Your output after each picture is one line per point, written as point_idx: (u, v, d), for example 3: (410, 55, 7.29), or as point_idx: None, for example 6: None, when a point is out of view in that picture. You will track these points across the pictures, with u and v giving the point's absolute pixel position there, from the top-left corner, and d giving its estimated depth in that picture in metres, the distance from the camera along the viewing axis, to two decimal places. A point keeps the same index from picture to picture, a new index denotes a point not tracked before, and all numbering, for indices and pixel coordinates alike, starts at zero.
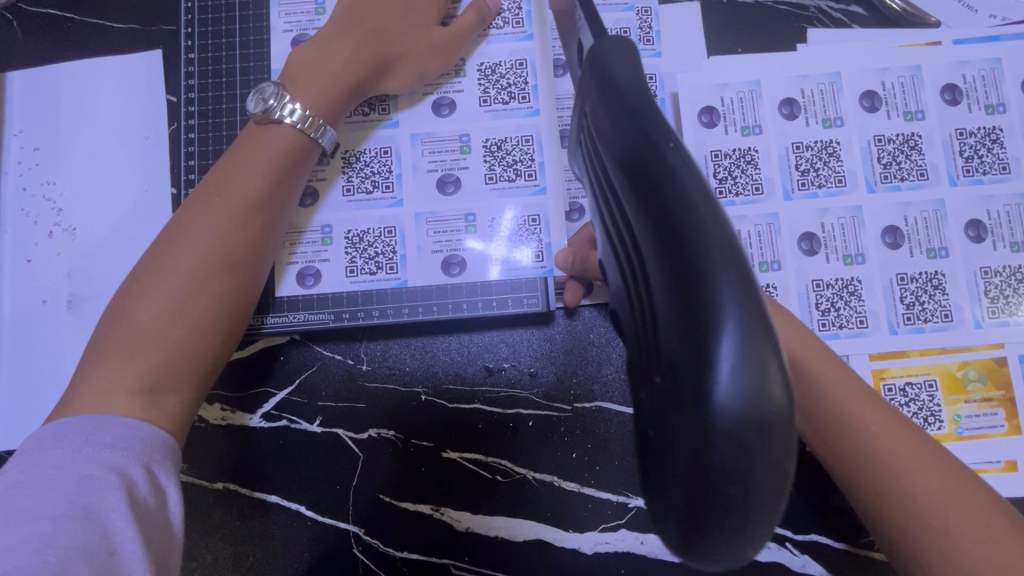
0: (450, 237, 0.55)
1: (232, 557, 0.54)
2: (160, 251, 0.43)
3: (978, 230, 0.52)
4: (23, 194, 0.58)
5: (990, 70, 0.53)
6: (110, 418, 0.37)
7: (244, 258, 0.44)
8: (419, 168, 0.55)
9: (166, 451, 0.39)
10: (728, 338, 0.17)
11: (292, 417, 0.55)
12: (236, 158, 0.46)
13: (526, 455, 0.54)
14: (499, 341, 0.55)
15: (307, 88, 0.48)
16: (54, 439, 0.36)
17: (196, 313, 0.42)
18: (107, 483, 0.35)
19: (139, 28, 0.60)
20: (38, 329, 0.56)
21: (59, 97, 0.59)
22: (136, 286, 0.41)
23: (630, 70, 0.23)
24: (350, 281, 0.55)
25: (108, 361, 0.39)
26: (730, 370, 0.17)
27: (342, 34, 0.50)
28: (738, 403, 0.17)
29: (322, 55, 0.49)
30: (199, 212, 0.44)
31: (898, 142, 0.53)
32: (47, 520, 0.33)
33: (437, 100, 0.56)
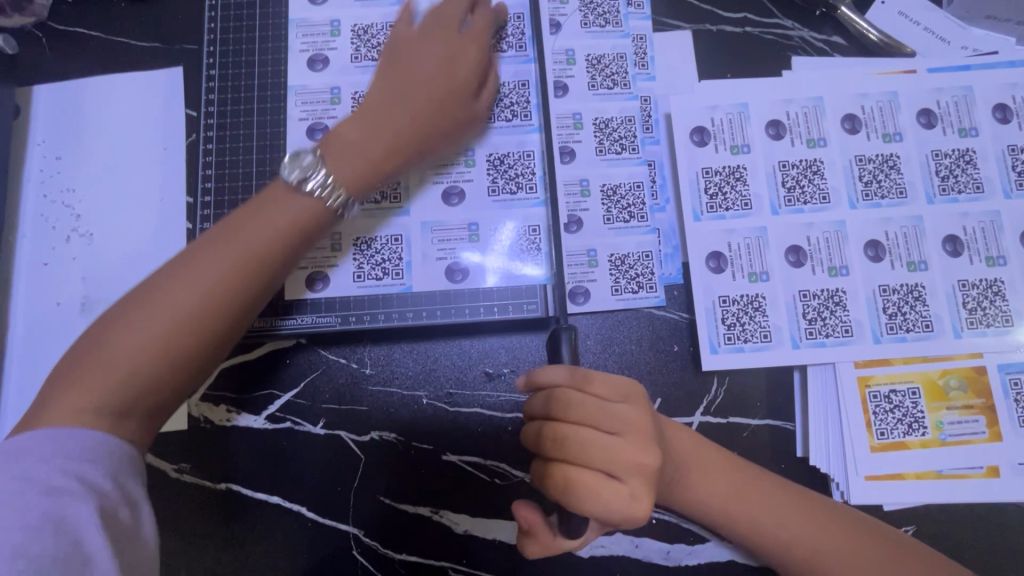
0: (453, 246, 0.57)
1: (232, 558, 0.54)
2: (151, 283, 0.41)
3: (955, 245, 0.55)
4: (43, 201, 0.60)
5: (962, 96, 0.57)
6: (76, 432, 0.37)
7: (234, 308, 0.42)
8: (425, 180, 0.58)
9: (131, 464, 0.39)
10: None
11: (296, 418, 0.56)
12: (254, 211, 0.45)
13: (523, 458, 0.55)
14: (499, 347, 0.57)
15: (349, 171, 0.48)
16: (21, 451, 0.36)
17: (176, 352, 0.40)
18: (75, 495, 0.35)
19: (163, 46, 0.63)
20: (50, 330, 0.58)
21: (82, 111, 0.62)
22: (121, 314, 0.40)
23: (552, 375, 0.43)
24: (357, 286, 0.57)
25: (73, 385, 0.38)
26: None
27: (387, 106, 0.50)
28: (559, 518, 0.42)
29: (367, 138, 0.50)
30: (201, 257, 0.42)
31: (878, 162, 0.57)
32: (19, 529, 0.33)
33: None
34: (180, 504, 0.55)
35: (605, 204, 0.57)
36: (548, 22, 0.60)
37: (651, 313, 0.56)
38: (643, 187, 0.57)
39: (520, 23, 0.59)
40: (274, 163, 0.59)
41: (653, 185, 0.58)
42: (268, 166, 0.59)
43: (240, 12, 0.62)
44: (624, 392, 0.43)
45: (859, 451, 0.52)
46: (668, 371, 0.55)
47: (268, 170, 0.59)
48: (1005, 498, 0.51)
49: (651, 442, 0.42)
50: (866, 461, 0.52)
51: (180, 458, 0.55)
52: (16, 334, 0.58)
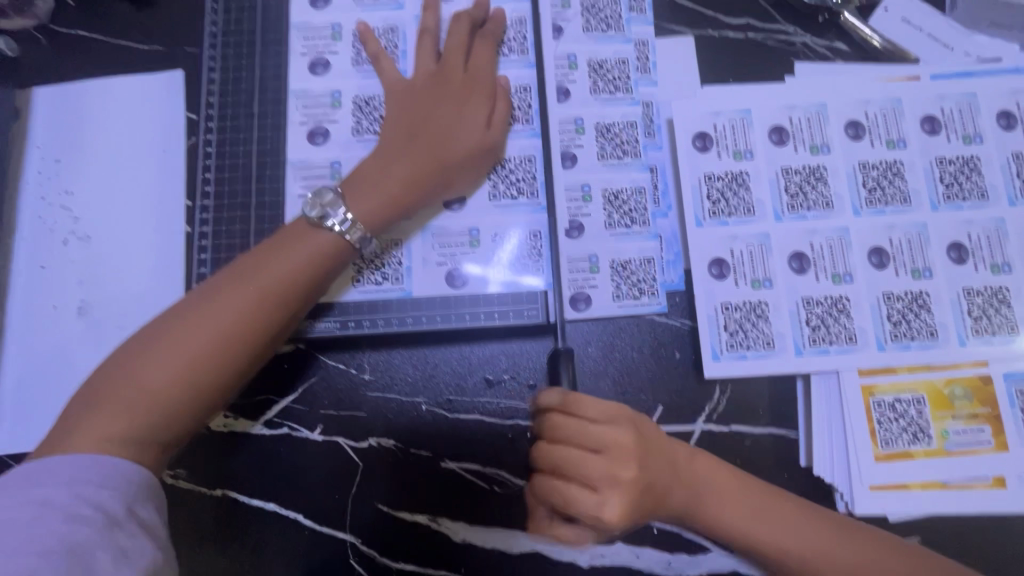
0: (453, 251, 0.57)
1: (227, 566, 0.54)
2: (180, 319, 0.44)
3: (960, 253, 0.54)
4: (41, 204, 0.60)
5: (966, 103, 0.57)
6: (100, 459, 0.39)
7: (255, 342, 0.45)
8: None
9: (145, 491, 0.40)
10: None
11: (294, 424, 0.56)
12: (274, 248, 0.48)
13: (523, 466, 0.55)
14: (500, 353, 0.57)
15: (365, 206, 0.50)
16: (43, 477, 0.37)
17: (199, 387, 0.43)
18: (92, 523, 0.35)
19: (163, 49, 0.63)
20: (47, 334, 0.58)
21: (82, 114, 0.62)
22: (150, 348, 0.43)
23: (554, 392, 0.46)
24: (357, 291, 0.56)
25: (100, 415, 0.40)
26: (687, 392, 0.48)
27: (400, 146, 0.52)
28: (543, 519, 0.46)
29: (381, 175, 0.51)
30: (227, 291, 0.45)
31: (882, 168, 0.56)
32: (32, 554, 0.33)
33: None
34: (176, 511, 0.54)
35: (606, 210, 0.56)
36: (550, 26, 0.60)
37: (652, 320, 0.55)
38: (645, 192, 0.57)
39: (523, 28, 0.59)
40: (274, 166, 0.59)
41: (655, 191, 0.58)
42: (267, 169, 0.59)
43: (241, 15, 0.61)
44: (612, 414, 0.44)
45: (863, 461, 0.51)
46: (670, 378, 0.54)
47: (268, 173, 0.59)
48: (1012, 509, 0.50)
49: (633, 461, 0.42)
50: (870, 470, 0.51)
51: (177, 463, 0.55)
52: (12, 338, 0.57)
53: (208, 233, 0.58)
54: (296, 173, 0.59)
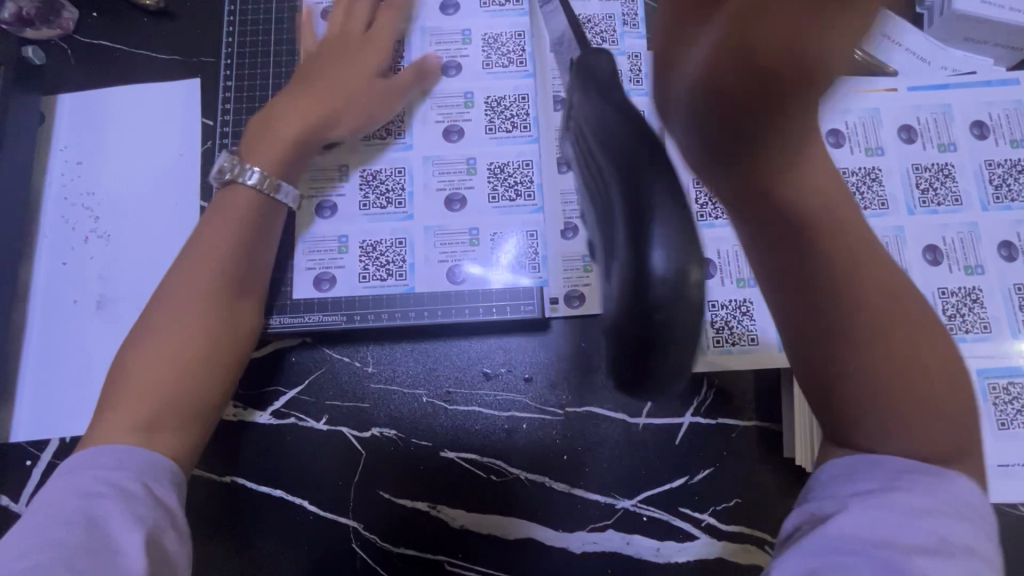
0: (453, 249, 0.61)
1: (235, 550, 0.56)
2: (152, 314, 0.47)
3: (935, 254, 0.57)
4: (64, 203, 0.63)
5: (940, 114, 0.60)
6: (105, 445, 0.41)
7: (223, 312, 0.48)
8: (429, 187, 0.62)
9: (163, 472, 0.42)
10: (661, 229, 0.35)
11: (300, 414, 0.58)
12: (222, 216, 0.51)
13: (519, 456, 0.57)
14: (498, 347, 0.59)
15: (263, 153, 0.54)
16: (69, 470, 0.40)
17: (187, 362, 0.45)
18: (110, 497, 0.38)
19: (182, 59, 0.66)
20: (67, 326, 0.61)
21: (104, 120, 0.65)
22: (133, 347, 0.46)
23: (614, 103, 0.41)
24: (362, 286, 0.60)
25: (108, 416, 0.43)
26: (663, 252, 0.35)
27: (293, 101, 0.56)
28: (663, 273, 0.35)
29: (273, 123, 0.55)
30: (187, 268, 0.48)
31: (861, 175, 0.59)
32: (56, 527, 0.36)
33: (447, 128, 0.63)
34: (188, 497, 0.57)
35: None
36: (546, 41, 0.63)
37: None
38: None
39: (520, 41, 0.64)
40: None
41: None
42: None
43: (257, 28, 0.66)
44: None
45: None
46: None
47: None
48: None
49: None
50: None
51: None
52: (33, 330, 0.60)
53: None
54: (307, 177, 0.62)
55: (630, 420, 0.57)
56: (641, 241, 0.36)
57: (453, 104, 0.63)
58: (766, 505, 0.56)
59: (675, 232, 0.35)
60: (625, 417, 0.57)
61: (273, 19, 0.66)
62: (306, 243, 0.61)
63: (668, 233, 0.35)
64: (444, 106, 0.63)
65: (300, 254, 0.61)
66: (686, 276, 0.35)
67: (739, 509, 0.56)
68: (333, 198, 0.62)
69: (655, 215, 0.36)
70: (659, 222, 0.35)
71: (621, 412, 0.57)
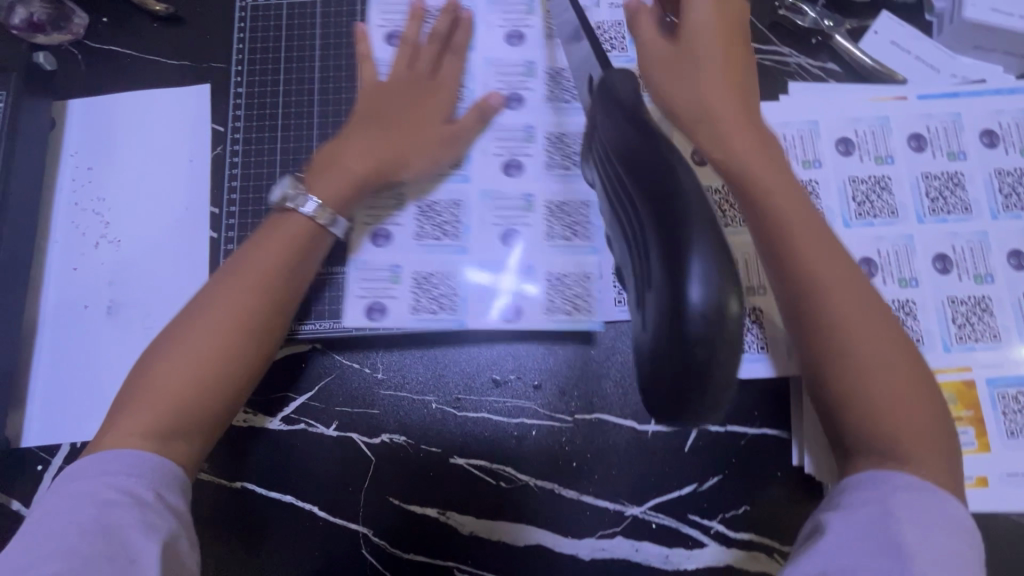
0: (508, 283, 0.60)
1: (245, 556, 0.56)
2: (181, 324, 0.47)
3: (945, 263, 0.57)
4: (74, 209, 0.64)
5: (951, 122, 0.60)
6: (116, 453, 0.42)
7: (255, 331, 0.48)
8: (484, 219, 0.62)
9: (172, 479, 0.43)
10: (701, 259, 0.29)
11: (310, 420, 0.59)
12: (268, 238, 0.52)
13: (528, 463, 0.57)
14: (507, 354, 0.60)
15: (328, 186, 0.55)
16: (78, 473, 0.41)
17: (209, 378, 0.45)
18: (123, 506, 0.39)
19: (192, 65, 0.67)
20: (77, 331, 0.61)
21: (115, 125, 0.66)
22: (157, 355, 0.46)
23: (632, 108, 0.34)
24: (414, 317, 0.60)
25: (122, 424, 0.43)
26: (702, 281, 0.29)
27: (362, 136, 0.58)
28: (703, 302, 0.29)
29: (341, 157, 0.56)
30: (226, 285, 0.49)
31: (871, 183, 0.59)
32: (74, 535, 0.38)
33: (506, 162, 0.63)
34: (199, 503, 0.57)
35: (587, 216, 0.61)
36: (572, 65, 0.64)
37: None
38: None
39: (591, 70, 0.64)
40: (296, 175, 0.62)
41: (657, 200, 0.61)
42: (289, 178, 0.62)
43: (268, 35, 0.66)
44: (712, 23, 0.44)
45: None
46: None
47: None
48: (994, 508, 0.52)
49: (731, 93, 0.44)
50: None
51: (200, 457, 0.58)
52: (43, 334, 0.61)
53: (234, 238, 0.61)
54: None
55: (638, 427, 0.57)
56: (676, 275, 0.29)
57: (513, 136, 0.64)
58: (776, 513, 0.56)
59: (714, 265, 0.29)
60: (634, 424, 0.58)
61: (284, 25, 0.66)
62: (361, 272, 0.61)
63: (706, 264, 0.29)
64: (504, 138, 0.64)
65: (353, 283, 0.61)
66: (721, 307, 0.29)
67: (747, 516, 0.56)
68: (389, 229, 0.62)
69: (694, 245, 0.29)
70: (695, 252, 0.29)
71: (630, 420, 0.58)
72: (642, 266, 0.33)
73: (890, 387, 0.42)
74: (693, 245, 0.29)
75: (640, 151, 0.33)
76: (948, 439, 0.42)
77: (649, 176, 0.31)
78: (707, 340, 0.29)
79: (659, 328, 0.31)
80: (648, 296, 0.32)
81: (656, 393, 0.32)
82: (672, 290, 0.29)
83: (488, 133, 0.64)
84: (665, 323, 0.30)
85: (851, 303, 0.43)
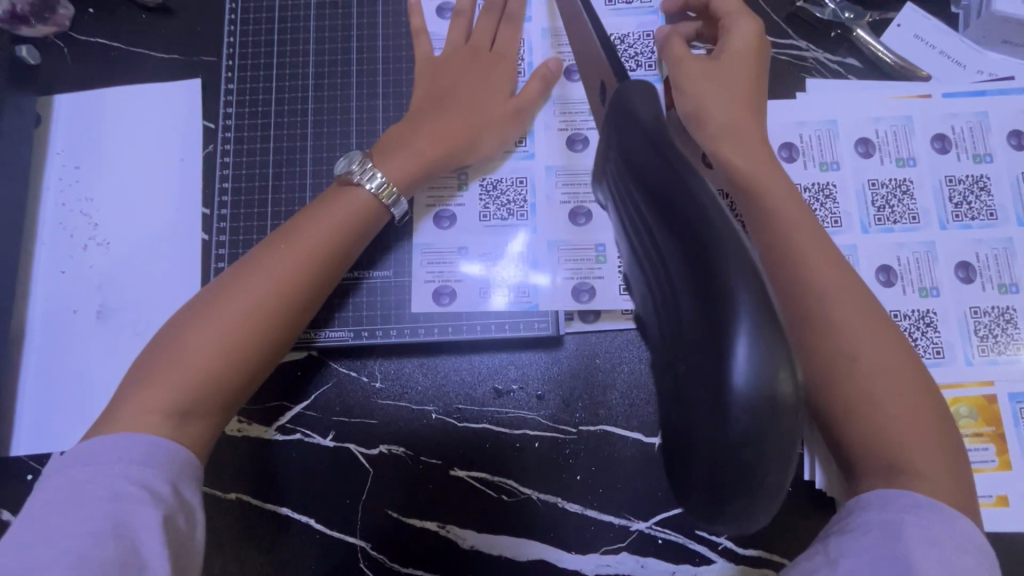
0: (583, 266, 0.58)
1: (241, 568, 0.55)
2: (213, 295, 0.46)
3: (967, 272, 0.55)
4: (62, 209, 0.61)
5: (977, 122, 0.57)
6: (137, 435, 0.40)
7: (290, 314, 0.47)
8: (552, 199, 0.60)
9: (187, 469, 0.42)
10: (746, 317, 0.18)
11: (307, 430, 0.57)
12: (312, 215, 0.50)
13: (531, 476, 0.56)
14: (508, 363, 0.58)
15: (393, 162, 0.53)
16: (88, 458, 0.39)
17: (237, 358, 0.45)
18: (140, 502, 0.38)
19: (181, 58, 0.64)
20: (67, 337, 0.59)
21: (102, 122, 0.63)
22: (191, 317, 0.45)
23: (649, 100, 0.24)
24: (482, 299, 0.58)
25: (152, 378, 0.43)
26: (746, 353, 0.18)
27: (428, 113, 0.55)
28: (754, 387, 0.18)
29: (410, 136, 0.54)
30: (266, 259, 0.47)
31: (892, 187, 0.57)
32: (86, 535, 0.36)
33: (572, 137, 0.61)
34: None
35: None
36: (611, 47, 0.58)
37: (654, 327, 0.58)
38: None
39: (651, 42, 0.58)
40: (290, 176, 0.60)
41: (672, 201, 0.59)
42: (283, 179, 0.60)
43: (260, 27, 0.63)
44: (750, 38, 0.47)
45: None
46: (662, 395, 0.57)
47: (284, 183, 0.60)
48: (1014, 528, 0.50)
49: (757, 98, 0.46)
50: None
51: None
52: (32, 339, 0.59)
53: (225, 242, 0.59)
54: (312, 187, 0.60)
55: (645, 439, 0.56)
56: (711, 341, 0.19)
57: (578, 111, 0.61)
58: (786, 529, 0.54)
59: (762, 327, 0.18)
60: (640, 436, 0.56)
61: (277, 18, 0.63)
62: (425, 254, 0.59)
63: (753, 328, 0.18)
64: (569, 113, 0.61)
65: (418, 266, 0.59)
66: (774, 395, 0.18)
67: (757, 533, 0.54)
68: (452, 208, 0.60)
69: (736, 296, 0.18)
70: (738, 307, 0.18)
71: (637, 432, 0.56)
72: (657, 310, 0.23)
73: (886, 386, 0.41)
74: (733, 295, 0.18)
75: (643, 153, 0.22)
76: (953, 448, 0.41)
77: (659, 187, 0.21)
78: (751, 448, 0.18)
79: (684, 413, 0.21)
80: (676, 362, 0.21)
81: (678, 492, 0.23)
82: (697, 363, 0.19)
83: (550, 106, 0.61)
84: (692, 410, 0.20)
85: (854, 298, 0.43)
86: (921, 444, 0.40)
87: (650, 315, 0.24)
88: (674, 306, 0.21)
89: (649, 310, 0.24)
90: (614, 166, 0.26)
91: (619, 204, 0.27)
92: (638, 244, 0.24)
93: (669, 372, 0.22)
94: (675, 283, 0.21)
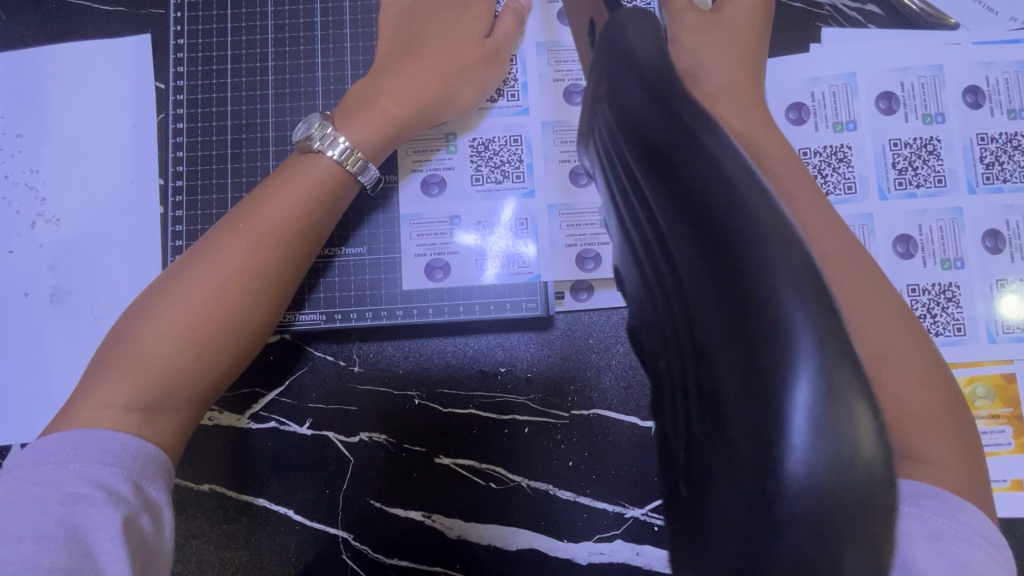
0: (584, 232, 0.54)
1: (218, 561, 0.52)
2: (175, 277, 0.41)
3: (996, 241, 0.50)
4: (5, 182, 0.56)
5: (1013, 73, 0.51)
6: (97, 434, 0.36)
7: (259, 294, 0.43)
8: (550, 158, 0.55)
9: (156, 466, 0.37)
10: (806, 378, 0.13)
11: (282, 418, 0.53)
12: (279, 184, 0.45)
13: (523, 463, 0.53)
14: (495, 344, 0.54)
15: (358, 126, 0.47)
16: (42, 456, 0.35)
17: (202, 344, 0.40)
18: (95, 502, 0.33)
19: (128, 11, 0.57)
20: (19, 322, 0.55)
21: (43, 84, 0.57)
22: (152, 303, 0.41)
23: (650, 39, 0.19)
24: (478, 272, 0.54)
25: (110, 371, 0.39)
26: (807, 432, 0.13)
27: (396, 68, 0.50)
28: (818, 471, 0.13)
29: (376, 94, 0.49)
30: (229, 236, 0.43)
31: (915, 147, 0.52)
32: (31, 541, 0.31)
33: (568, 89, 0.55)
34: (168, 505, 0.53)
35: None
36: None
37: None
38: None
39: None
40: (250, 143, 0.55)
41: None
42: (244, 146, 0.55)
43: None
44: None
45: None
46: None
47: (244, 152, 0.54)
48: None
49: (760, 39, 0.39)
50: None
51: None
52: None
53: (182, 217, 0.54)
54: (275, 155, 0.54)
55: (641, 423, 0.52)
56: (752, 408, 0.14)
57: (569, 59, 0.55)
58: None
59: (830, 390, 0.13)
60: (636, 420, 0.53)
61: None
62: (414, 224, 0.55)
63: (818, 391, 0.13)
64: (561, 62, 0.55)
65: (407, 237, 0.55)
66: (849, 487, 0.13)
67: None
68: (440, 172, 0.55)
69: (793, 343, 0.13)
70: (796, 361, 0.13)
71: (632, 416, 0.53)
72: (677, 339, 0.18)
73: (903, 373, 0.34)
74: (790, 341, 0.13)
75: (652, 123, 0.17)
76: (968, 440, 0.35)
77: (678, 175, 0.15)
78: None
79: (709, 486, 0.16)
80: (702, 408, 0.16)
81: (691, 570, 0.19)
82: (725, 438, 0.15)
83: (539, 54, 0.55)
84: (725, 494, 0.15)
85: (858, 269, 0.35)
86: (936, 445, 0.33)
87: (665, 338, 0.19)
88: (701, 346, 0.16)
89: (664, 332, 0.19)
90: (614, 143, 0.20)
91: (620, 188, 0.21)
92: (653, 249, 0.19)
93: (694, 424, 0.17)
94: (702, 315, 0.16)
